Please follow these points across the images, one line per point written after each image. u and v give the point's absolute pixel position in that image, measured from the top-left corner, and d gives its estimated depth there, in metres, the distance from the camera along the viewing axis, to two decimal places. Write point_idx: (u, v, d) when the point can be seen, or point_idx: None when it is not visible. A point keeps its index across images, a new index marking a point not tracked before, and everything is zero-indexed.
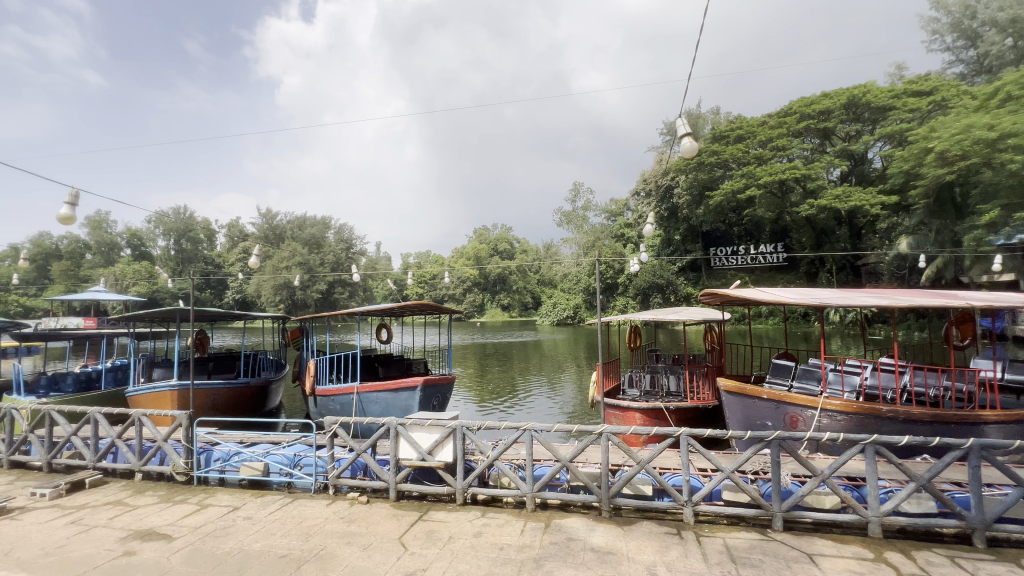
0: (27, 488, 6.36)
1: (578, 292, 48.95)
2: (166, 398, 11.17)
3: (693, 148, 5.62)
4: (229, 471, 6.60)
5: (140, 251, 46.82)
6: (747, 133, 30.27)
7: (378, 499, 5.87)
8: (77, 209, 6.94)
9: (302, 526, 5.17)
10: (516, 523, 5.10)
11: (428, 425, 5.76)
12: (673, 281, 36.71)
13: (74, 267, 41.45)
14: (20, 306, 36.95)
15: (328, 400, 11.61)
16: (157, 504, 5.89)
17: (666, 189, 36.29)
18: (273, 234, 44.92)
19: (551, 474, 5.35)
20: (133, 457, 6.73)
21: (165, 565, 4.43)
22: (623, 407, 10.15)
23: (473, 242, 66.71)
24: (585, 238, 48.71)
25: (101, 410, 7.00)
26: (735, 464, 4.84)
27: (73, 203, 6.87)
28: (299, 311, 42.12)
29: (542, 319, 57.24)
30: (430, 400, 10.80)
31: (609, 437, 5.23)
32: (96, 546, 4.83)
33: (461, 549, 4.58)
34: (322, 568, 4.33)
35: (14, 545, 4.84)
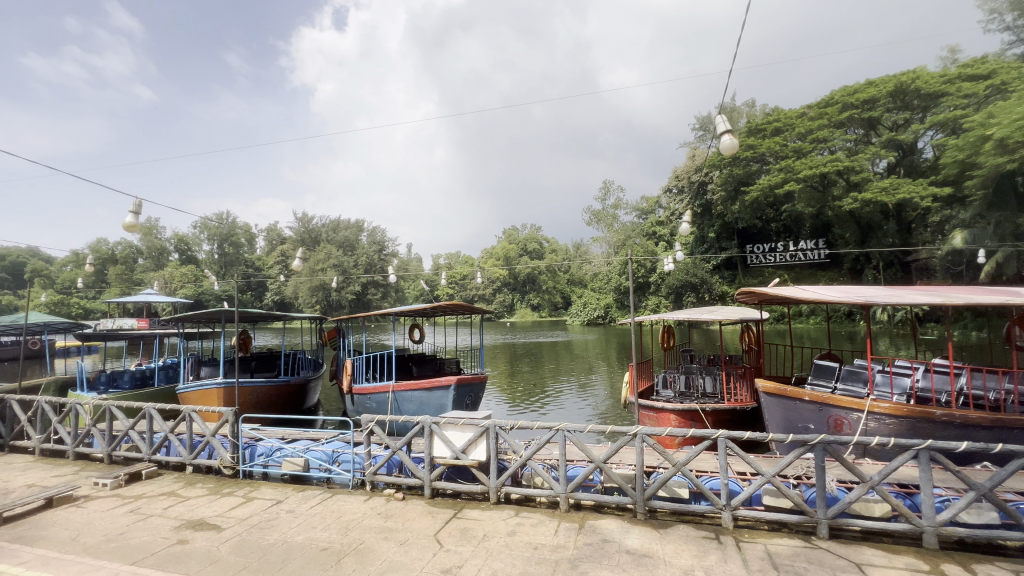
0: (90, 478, 6.81)
1: (609, 291, 48.35)
2: (213, 395, 11.72)
3: (733, 145, 5.49)
4: (271, 466, 6.87)
5: (187, 255, 49.30)
6: (785, 125, 29.24)
7: (414, 496, 5.99)
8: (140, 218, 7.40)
9: (342, 520, 5.34)
10: (550, 522, 5.10)
11: (462, 424, 5.82)
12: (707, 279, 35.73)
13: (128, 271, 44.05)
14: (82, 308, 39.71)
15: (364, 398, 11.91)
16: (206, 496, 6.19)
17: (700, 186, 35.45)
18: (309, 237, 46.43)
19: (584, 475, 5.32)
20: (185, 451, 7.09)
21: (215, 554, 4.66)
22: (657, 408, 9.98)
23: (503, 242, 66.96)
24: (615, 237, 48.12)
25: (156, 406, 7.41)
26: (777, 469, 4.67)
27: (137, 212, 7.33)
28: (335, 312, 43.40)
29: (572, 319, 56.87)
30: (463, 399, 10.92)
31: (644, 438, 5.14)
32: (153, 534, 5.12)
33: (496, 547, 4.61)
34: (361, 562, 4.45)
35: (81, 531, 5.20)
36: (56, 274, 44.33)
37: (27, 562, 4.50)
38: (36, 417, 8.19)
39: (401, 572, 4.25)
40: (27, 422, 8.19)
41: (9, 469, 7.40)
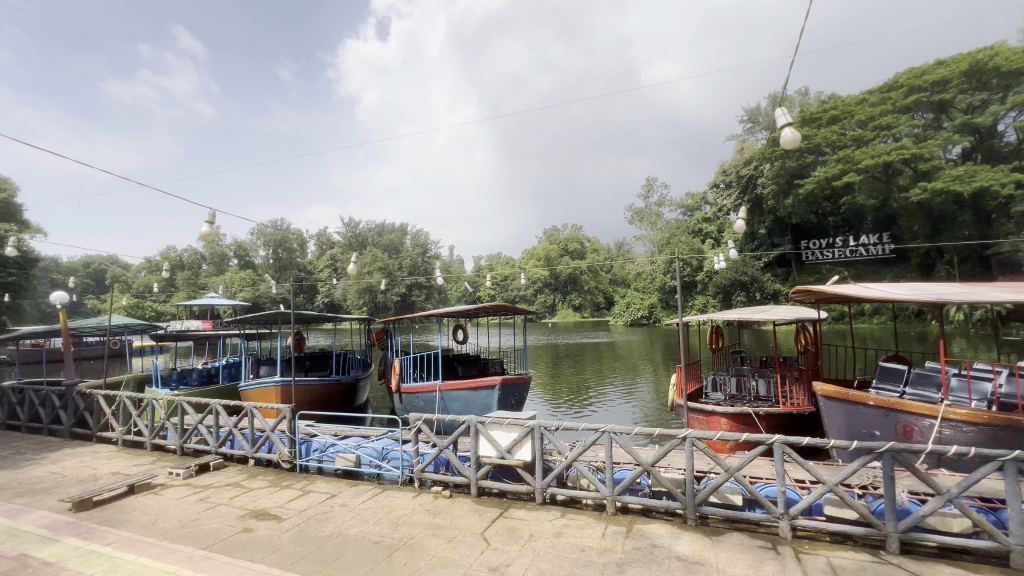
0: (166, 468, 7.38)
1: (654, 291, 47.29)
2: (272, 392, 12.40)
3: (796, 138, 5.20)
4: (325, 461, 7.18)
5: (245, 260, 52.35)
6: (843, 113, 27.67)
7: (460, 494, 6.08)
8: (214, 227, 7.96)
9: (392, 516, 5.51)
10: (596, 525, 5.06)
11: (507, 424, 5.87)
12: (758, 278, 34.21)
13: (194, 276, 47.33)
14: (156, 310, 43.13)
15: (412, 398, 12.24)
16: (267, 488, 6.56)
17: (749, 180, 34.09)
18: (356, 241, 48.20)
19: (631, 478, 5.22)
20: (247, 445, 7.55)
21: (277, 542, 4.93)
22: (707, 411, 9.68)
23: (543, 242, 66.79)
24: (659, 235, 46.97)
25: (221, 402, 7.91)
26: (840, 478, 4.40)
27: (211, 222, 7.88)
28: (381, 314, 44.83)
29: (615, 320, 56.04)
30: (507, 399, 11.02)
31: (694, 442, 4.97)
32: (221, 521, 5.48)
33: (543, 548, 4.61)
34: (411, 556, 4.57)
35: (159, 516, 5.64)
36: (132, 279, 48.30)
37: (114, 542, 4.93)
38: (118, 412, 8.94)
39: (450, 568, 4.34)
40: (112, 416, 8.96)
41: (96, 457, 8.13)
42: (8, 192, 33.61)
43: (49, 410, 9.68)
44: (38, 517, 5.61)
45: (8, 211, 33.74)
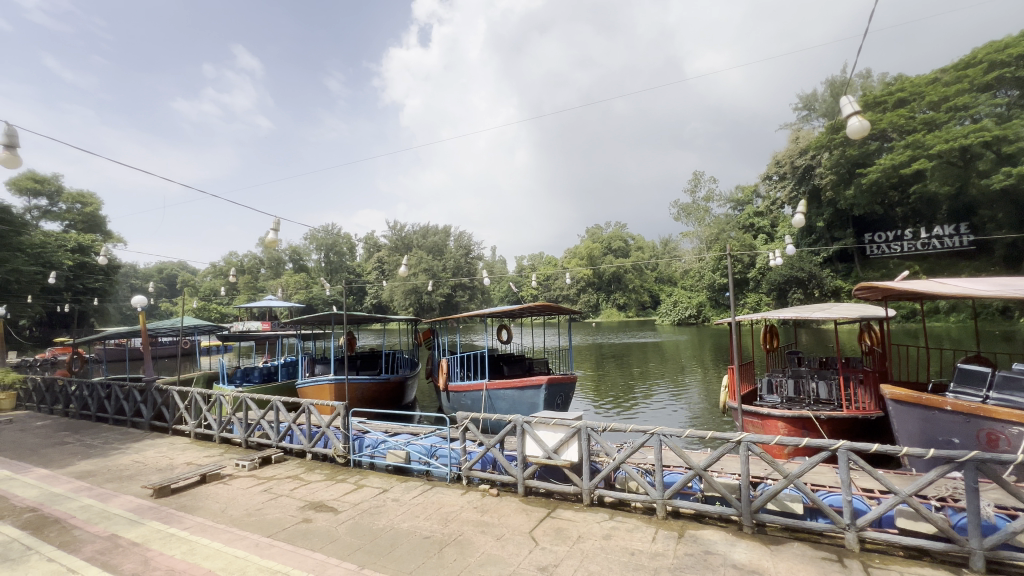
0: (233, 459, 7.90)
1: (703, 289, 45.73)
2: (326, 390, 13.00)
3: (864, 128, 4.88)
4: (377, 457, 7.43)
5: (299, 264, 55.12)
6: (911, 95, 25.79)
7: (508, 492, 6.14)
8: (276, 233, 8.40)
9: (441, 512, 5.64)
10: (646, 528, 4.96)
11: (554, 424, 5.85)
12: (817, 274, 32.30)
13: (253, 280, 50.33)
14: (220, 311, 46.24)
15: (459, 396, 12.47)
16: (323, 481, 6.88)
17: (805, 171, 32.31)
18: (402, 244, 49.60)
19: (682, 481, 5.07)
20: (305, 440, 7.93)
21: (335, 533, 5.17)
22: (762, 415, 9.28)
23: (586, 241, 66.18)
24: (707, 231, 45.42)
25: (281, 399, 8.36)
26: (914, 488, 4.08)
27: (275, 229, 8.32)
28: (426, 314, 45.95)
29: (661, 319, 54.66)
30: (553, 399, 11.01)
31: (749, 446, 4.74)
32: (283, 512, 5.79)
33: (591, 549, 4.59)
34: (461, 552, 4.67)
35: (228, 504, 6.06)
36: (200, 283, 51.98)
37: (190, 527, 5.33)
38: (191, 406, 9.66)
39: (499, 566, 4.38)
40: (185, 410, 9.69)
41: (173, 448, 8.82)
42: (94, 206, 37.12)
43: (132, 404, 10.58)
44: (125, 501, 6.15)
45: (95, 222, 37.24)
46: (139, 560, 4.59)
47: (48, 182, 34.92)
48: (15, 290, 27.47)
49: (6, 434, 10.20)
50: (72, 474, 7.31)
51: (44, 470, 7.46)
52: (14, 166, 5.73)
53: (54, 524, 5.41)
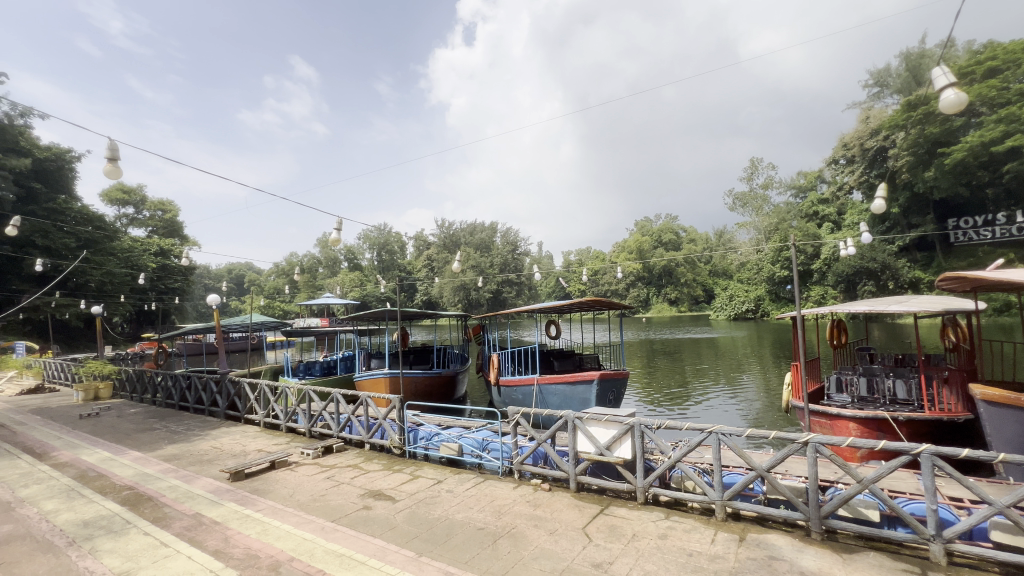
0: (298, 448, 8.39)
1: (762, 282, 43.63)
2: (382, 383, 13.52)
3: (962, 101, 4.43)
4: (431, 449, 7.64)
5: (354, 263, 57.66)
6: (1005, 63, 23.29)
7: (560, 487, 6.12)
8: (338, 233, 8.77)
9: (495, 504, 5.73)
10: (704, 530, 4.79)
11: (606, 420, 5.77)
12: (891, 264, 29.93)
13: (312, 279, 53.16)
14: (283, 309, 49.19)
15: (510, 390, 12.61)
16: (381, 470, 7.17)
17: (877, 152, 29.98)
18: (450, 242, 50.59)
19: (743, 483, 4.84)
20: (363, 431, 8.28)
21: (393, 521, 5.37)
22: (831, 415, 8.72)
23: (635, 234, 64.78)
24: (766, 221, 43.22)
25: (341, 391, 8.76)
26: (1013, 499, 3.68)
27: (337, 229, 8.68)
28: (475, 310, 46.67)
29: (716, 313, 52.67)
30: (606, 394, 10.87)
31: (818, 448, 4.45)
32: (345, 499, 6.09)
33: (647, 548, 4.50)
34: (515, 545, 4.71)
35: (295, 489, 6.45)
36: (265, 283, 55.61)
37: (263, 509, 5.72)
38: (259, 398, 10.34)
39: (553, 560, 4.39)
40: (255, 401, 10.38)
41: (245, 436, 9.49)
42: (173, 212, 40.50)
43: (209, 394, 11.49)
44: (206, 483, 6.69)
45: (173, 228, 40.67)
46: (219, 537, 4.98)
47: (134, 192, 38.45)
48: (109, 290, 30.56)
49: (105, 420, 11.37)
50: (161, 457, 8.04)
51: (138, 453, 8.26)
52: (115, 177, 6.37)
53: (148, 501, 5.99)
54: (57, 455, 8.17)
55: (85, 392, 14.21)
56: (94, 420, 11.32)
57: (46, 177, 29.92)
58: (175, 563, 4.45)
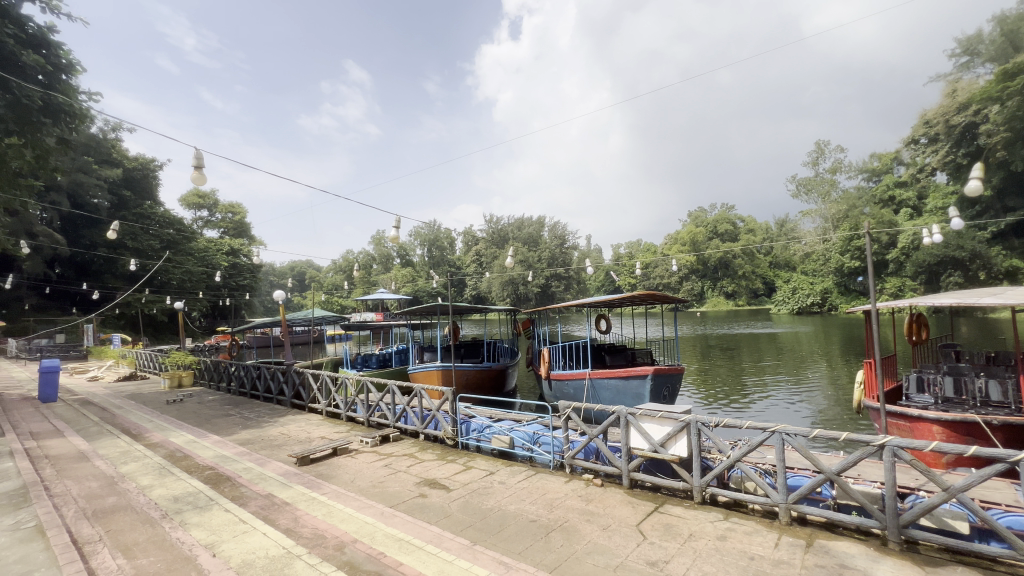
0: (358, 436, 8.81)
1: (829, 273, 40.85)
2: (435, 375, 13.88)
3: None
4: (483, 441, 7.78)
5: (405, 259, 59.54)
6: None
7: (612, 484, 6.05)
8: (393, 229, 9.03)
9: (547, 497, 5.76)
10: (766, 533, 4.59)
11: (660, 417, 5.63)
12: (983, 253, 27.02)
13: (367, 275, 55.46)
14: (341, 304, 51.70)
15: (562, 384, 12.59)
16: (435, 460, 7.39)
17: (966, 129, 27.06)
18: (498, 236, 51.04)
19: (810, 486, 4.57)
20: (418, 421, 8.58)
21: (448, 509, 5.53)
22: (912, 417, 8.05)
23: (688, 225, 62.52)
24: (834, 208, 40.32)
25: (397, 383, 9.09)
26: None
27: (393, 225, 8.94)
28: (524, 305, 46.95)
29: (777, 308, 49.95)
30: (660, 390, 10.61)
31: (896, 451, 4.12)
32: (402, 486, 6.33)
33: (705, 549, 4.36)
34: (567, 539, 4.73)
35: (356, 476, 6.78)
36: (324, 279, 58.66)
37: (328, 493, 6.07)
38: (322, 388, 10.93)
39: (607, 556, 4.36)
40: (318, 391, 10.98)
41: (310, 424, 10.08)
42: (241, 214, 43.45)
43: (277, 383, 12.29)
44: (276, 466, 7.19)
45: (242, 228, 43.70)
46: (290, 517, 5.35)
47: (208, 197, 41.56)
48: (189, 287, 33.39)
49: (188, 406, 12.45)
50: (237, 441, 8.70)
51: (217, 437, 8.99)
52: (202, 183, 6.94)
53: (228, 481, 6.51)
54: (150, 436, 9.05)
55: (171, 380, 15.64)
56: (179, 406, 12.44)
57: (134, 185, 32.97)
58: (253, 538, 4.81)
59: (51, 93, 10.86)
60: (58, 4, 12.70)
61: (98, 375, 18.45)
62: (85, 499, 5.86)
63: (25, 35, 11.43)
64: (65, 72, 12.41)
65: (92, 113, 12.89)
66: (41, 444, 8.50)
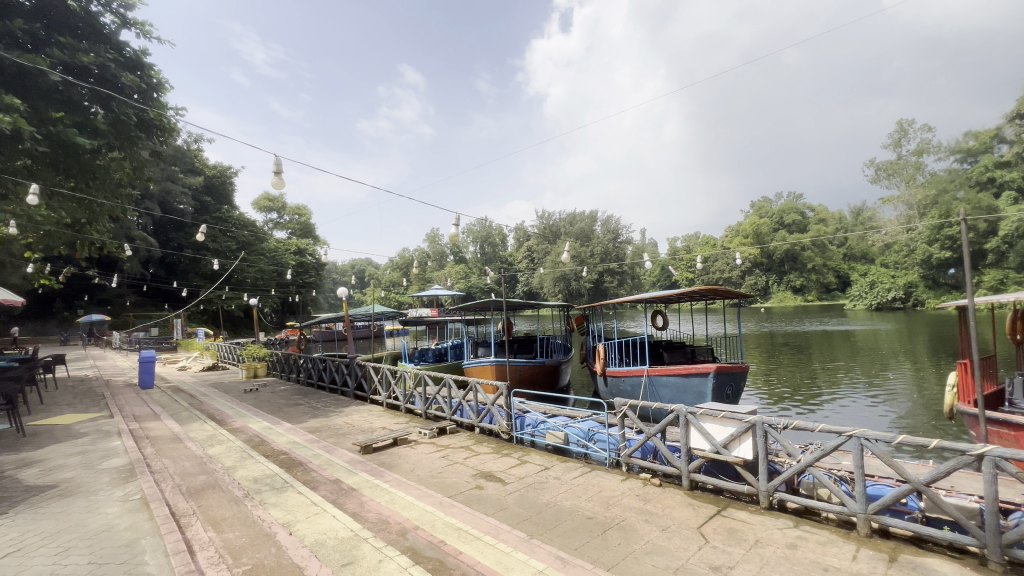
0: (416, 427, 9.14)
1: (914, 265, 37.37)
2: (489, 370, 14.10)
3: None
4: (538, 436, 7.81)
5: (459, 256, 60.91)
6: None
7: (671, 484, 5.89)
8: (451, 228, 9.26)
9: (602, 495, 5.69)
10: (843, 544, 4.29)
11: (722, 417, 5.39)
12: None
13: (422, 272, 57.29)
14: (399, 300, 53.74)
15: (618, 381, 12.37)
16: (491, 453, 7.52)
17: None
18: (550, 232, 50.95)
19: (893, 496, 4.20)
20: (473, 415, 8.75)
21: (504, 502, 5.62)
22: (1017, 425, 7.20)
23: (751, 216, 59.40)
24: (921, 194, 36.80)
25: (453, 377, 9.31)
26: None
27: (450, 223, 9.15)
28: (576, 301, 46.61)
29: (852, 303, 46.38)
30: (723, 389, 10.17)
31: (997, 462, 3.70)
32: (459, 477, 6.50)
33: (773, 557, 4.15)
34: (625, 538, 4.66)
35: (415, 465, 7.04)
36: (383, 276, 61.23)
37: (389, 481, 6.35)
38: (382, 380, 11.42)
39: (666, 557, 4.26)
40: (378, 383, 11.47)
41: (372, 415, 10.57)
42: (307, 216, 46.22)
43: (341, 375, 12.98)
44: (343, 454, 7.61)
45: (307, 229, 46.46)
46: (357, 502, 5.66)
47: (277, 200, 44.51)
48: (262, 285, 36.01)
49: (263, 395, 13.44)
50: (307, 429, 9.29)
51: (289, 424, 9.66)
52: (281, 188, 7.46)
53: (300, 466, 6.98)
54: (232, 422, 9.88)
55: (248, 370, 16.96)
56: (255, 395, 13.45)
57: (214, 191, 35.98)
58: (324, 520, 5.13)
59: (145, 109, 11.99)
60: (150, 30, 14.02)
61: (186, 365, 20.34)
62: (180, 476, 6.49)
63: (124, 59, 12.71)
64: (157, 90, 13.63)
65: (179, 127, 14.06)
66: (142, 425, 9.51)
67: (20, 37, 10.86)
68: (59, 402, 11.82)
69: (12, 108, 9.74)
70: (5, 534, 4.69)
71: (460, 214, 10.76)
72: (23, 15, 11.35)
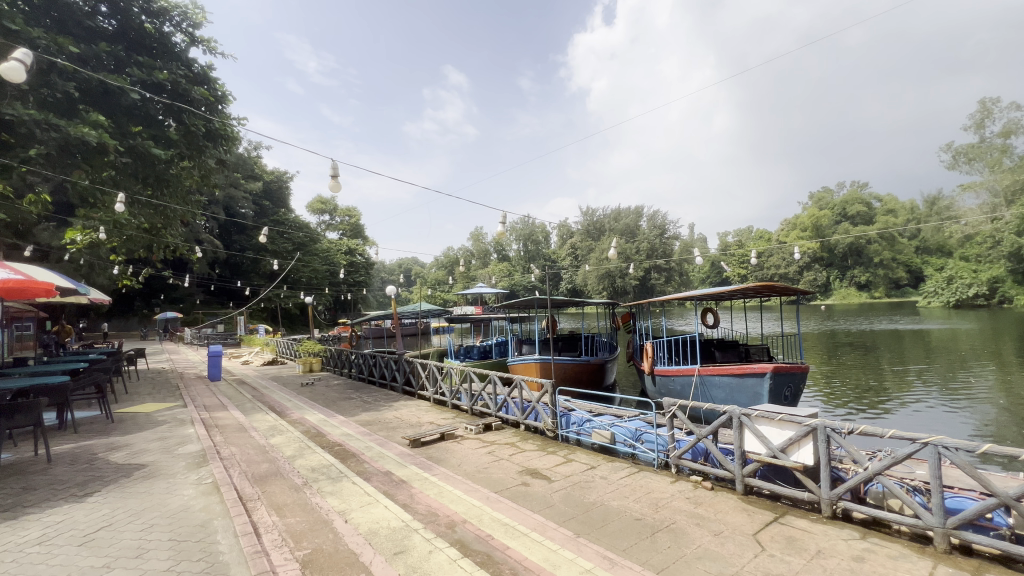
0: (463, 423, 9.30)
1: (1000, 258, 34.07)
2: (533, 367, 14.14)
3: None
4: (584, 435, 7.75)
5: (502, 254, 61.38)
6: None
7: (724, 488, 5.67)
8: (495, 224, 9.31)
9: (651, 496, 5.56)
10: (917, 559, 3.98)
11: (779, 420, 5.14)
12: None
13: (467, 270, 58.17)
14: (444, 298, 54.83)
15: (666, 380, 12.04)
16: (536, 451, 7.54)
17: None
18: (594, 228, 50.34)
19: (977, 509, 3.85)
20: (518, 412, 8.79)
21: (551, 500, 5.62)
22: None
23: (809, 208, 56.16)
24: (1008, 179, 33.44)
25: (498, 374, 9.38)
26: None
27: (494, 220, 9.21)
28: (622, 299, 45.79)
29: (926, 300, 42.87)
30: (781, 390, 9.68)
31: None
32: (505, 473, 6.56)
33: (837, 569, 3.92)
34: (674, 541, 4.54)
35: (462, 460, 7.17)
36: (429, 275, 62.66)
37: (438, 474, 6.51)
38: (429, 376, 11.70)
39: (719, 563, 4.12)
40: (426, 379, 11.78)
41: (420, 410, 10.86)
42: (357, 217, 48.01)
43: (390, 371, 13.40)
44: (393, 447, 7.88)
45: (357, 230, 48.26)
46: (407, 494, 5.84)
47: (329, 203, 46.55)
48: (316, 284, 37.81)
49: (317, 389, 14.12)
50: (359, 423, 9.67)
51: (343, 417, 10.09)
52: (337, 191, 7.78)
53: (353, 457, 7.28)
54: (291, 414, 10.44)
55: (305, 364, 17.85)
56: (311, 389, 14.14)
57: (272, 196, 38.12)
58: (376, 510, 5.33)
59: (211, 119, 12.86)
60: (215, 46, 15.02)
61: (249, 360, 21.69)
62: (246, 463, 6.95)
63: (193, 75, 13.69)
64: (221, 102, 14.63)
65: (241, 136, 14.99)
66: (212, 415, 10.23)
67: (105, 60, 11.93)
68: (140, 392, 12.92)
69: (99, 124, 10.70)
70: (99, 510, 5.19)
71: (505, 212, 10.83)
72: (107, 39, 12.47)
